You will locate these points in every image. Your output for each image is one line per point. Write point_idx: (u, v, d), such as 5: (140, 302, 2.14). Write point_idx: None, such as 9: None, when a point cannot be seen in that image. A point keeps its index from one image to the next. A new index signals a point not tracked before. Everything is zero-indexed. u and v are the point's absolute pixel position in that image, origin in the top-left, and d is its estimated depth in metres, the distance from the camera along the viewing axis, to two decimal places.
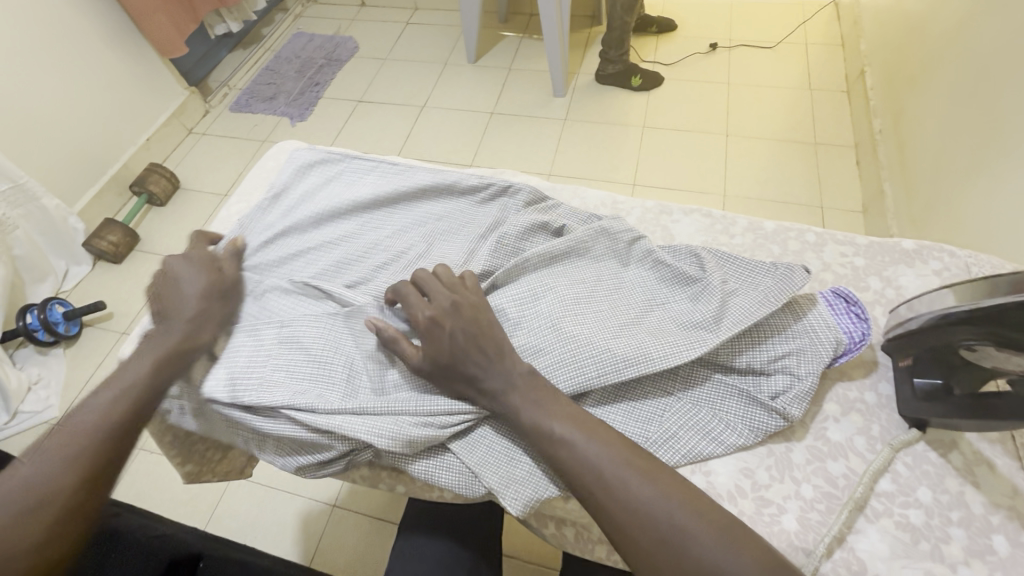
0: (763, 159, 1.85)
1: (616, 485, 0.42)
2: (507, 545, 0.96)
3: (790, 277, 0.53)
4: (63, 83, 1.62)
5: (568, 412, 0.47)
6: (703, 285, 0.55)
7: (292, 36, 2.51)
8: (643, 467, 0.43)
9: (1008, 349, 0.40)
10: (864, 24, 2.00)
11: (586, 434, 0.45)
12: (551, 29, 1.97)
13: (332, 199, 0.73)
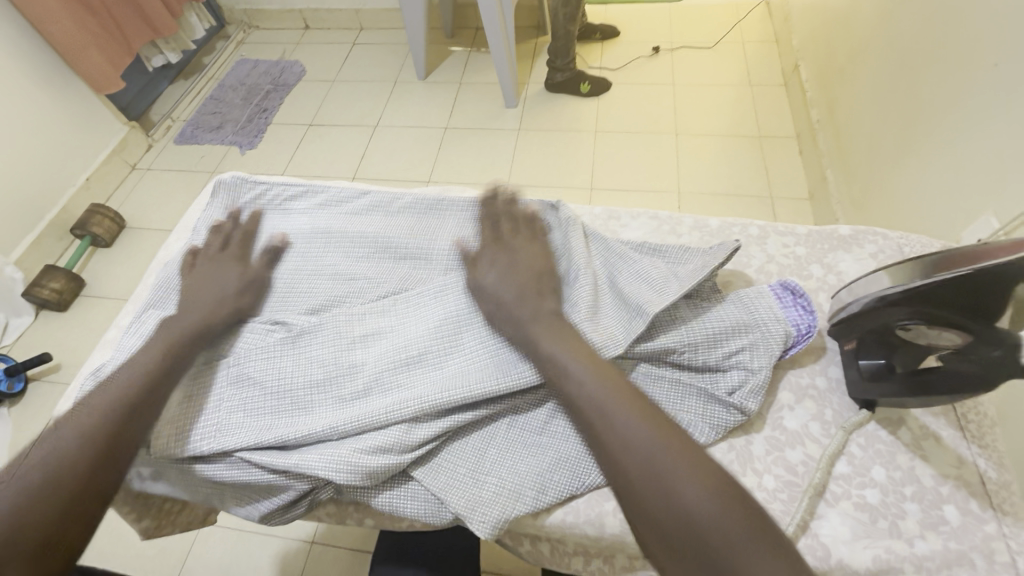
0: (713, 155, 1.91)
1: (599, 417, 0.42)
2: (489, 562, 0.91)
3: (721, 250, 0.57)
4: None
5: (596, 364, 0.46)
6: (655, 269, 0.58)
7: (235, 63, 2.46)
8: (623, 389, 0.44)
9: (938, 324, 0.42)
10: (793, 21, 2.10)
11: (585, 364, 0.46)
12: (497, 42, 1.99)
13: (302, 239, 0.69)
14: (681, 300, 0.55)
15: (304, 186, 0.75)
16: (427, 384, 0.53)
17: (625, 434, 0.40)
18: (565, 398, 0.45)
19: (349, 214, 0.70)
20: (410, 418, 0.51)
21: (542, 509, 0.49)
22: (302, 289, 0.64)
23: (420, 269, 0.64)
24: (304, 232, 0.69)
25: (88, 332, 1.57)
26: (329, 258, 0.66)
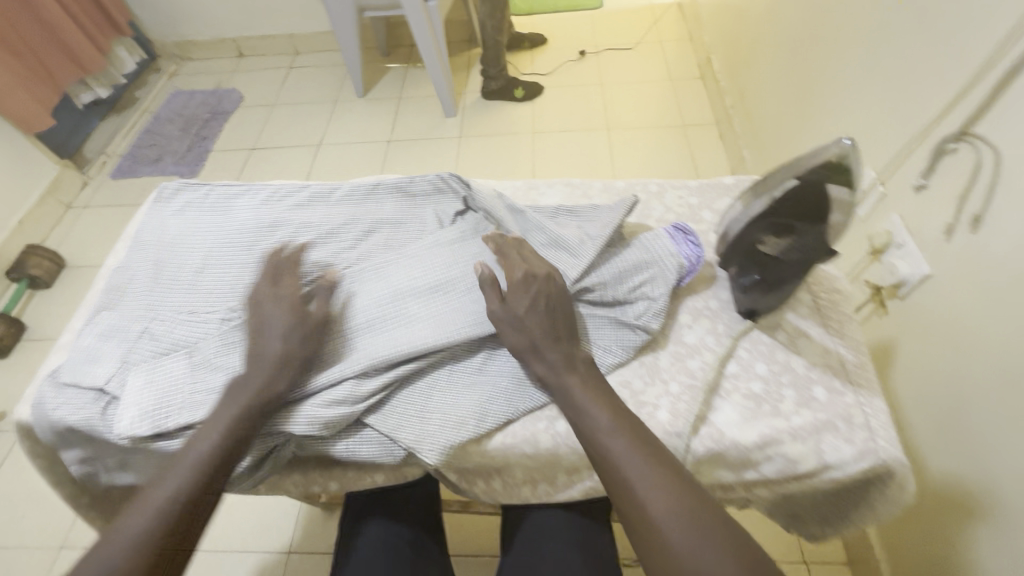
0: (643, 146, 2.05)
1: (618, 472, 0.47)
2: (475, 546, 1.09)
3: (621, 206, 0.66)
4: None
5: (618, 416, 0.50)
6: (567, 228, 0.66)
7: (169, 95, 2.45)
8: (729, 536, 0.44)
9: (786, 231, 0.52)
10: (703, 19, 2.29)
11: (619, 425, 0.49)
12: (430, 55, 2.08)
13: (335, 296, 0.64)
14: (596, 256, 0.61)
15: (244, 187, 0.79)
16: (376, 344, 0.58)
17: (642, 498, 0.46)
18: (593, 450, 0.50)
19: (291, 208, 0.75)
20: (359, 373, 0.56)
21: (484, 434, 0.55)
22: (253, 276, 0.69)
23: (361, 249, 0.70)
24: (248, 228, 0.73)
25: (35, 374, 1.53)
26: (275, 249, 0.71)
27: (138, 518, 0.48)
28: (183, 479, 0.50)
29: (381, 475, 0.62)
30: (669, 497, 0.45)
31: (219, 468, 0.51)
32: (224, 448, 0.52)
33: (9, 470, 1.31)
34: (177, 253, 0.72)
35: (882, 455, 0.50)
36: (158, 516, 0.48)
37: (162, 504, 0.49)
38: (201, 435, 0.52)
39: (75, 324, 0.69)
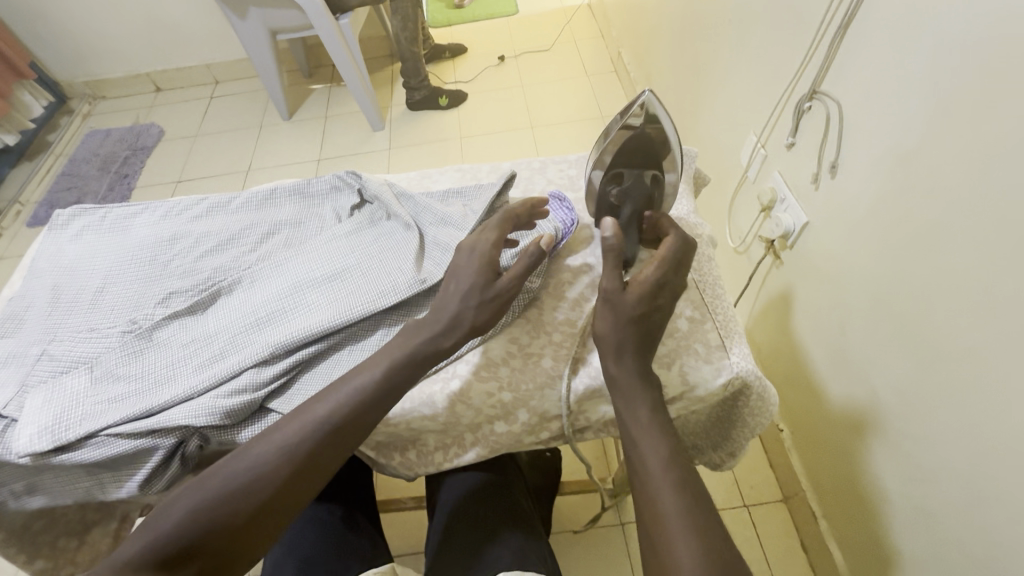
0: (565, 140, 2.14)
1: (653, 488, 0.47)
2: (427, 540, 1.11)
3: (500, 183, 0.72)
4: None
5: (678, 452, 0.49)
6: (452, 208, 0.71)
7: (84, 136, 2.38)
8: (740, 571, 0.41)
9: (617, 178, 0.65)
10: (611, 17, 2.41)
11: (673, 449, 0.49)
12: (350, 71, 2.11)
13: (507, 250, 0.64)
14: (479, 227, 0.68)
15: (142, 206, 0.80)
16: (275, 333, 0.61)
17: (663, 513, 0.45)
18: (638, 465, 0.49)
19: (191, 221, 0.77)
20: (258, 361, 0.59)
21: None
22: (155, 289, 0.70)
23: (263, 251, 0.72)
24: (149, 243, 0.75)
25: None
26: (177, 261, 0.72)
27: (234, 467, 0.50)
28: (302, 429, 0.51)
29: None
30: (686, 515, 0.44)
31: (318, 450, 0.51)
32: (349, 412, 0.52)
33: None
34: (74, 278, 0.73)
35: (736, 369, 0.57)
36: (273, 461, 0.50)
37: (282, 451, 0.50)
38: (301, 415, 0.52)
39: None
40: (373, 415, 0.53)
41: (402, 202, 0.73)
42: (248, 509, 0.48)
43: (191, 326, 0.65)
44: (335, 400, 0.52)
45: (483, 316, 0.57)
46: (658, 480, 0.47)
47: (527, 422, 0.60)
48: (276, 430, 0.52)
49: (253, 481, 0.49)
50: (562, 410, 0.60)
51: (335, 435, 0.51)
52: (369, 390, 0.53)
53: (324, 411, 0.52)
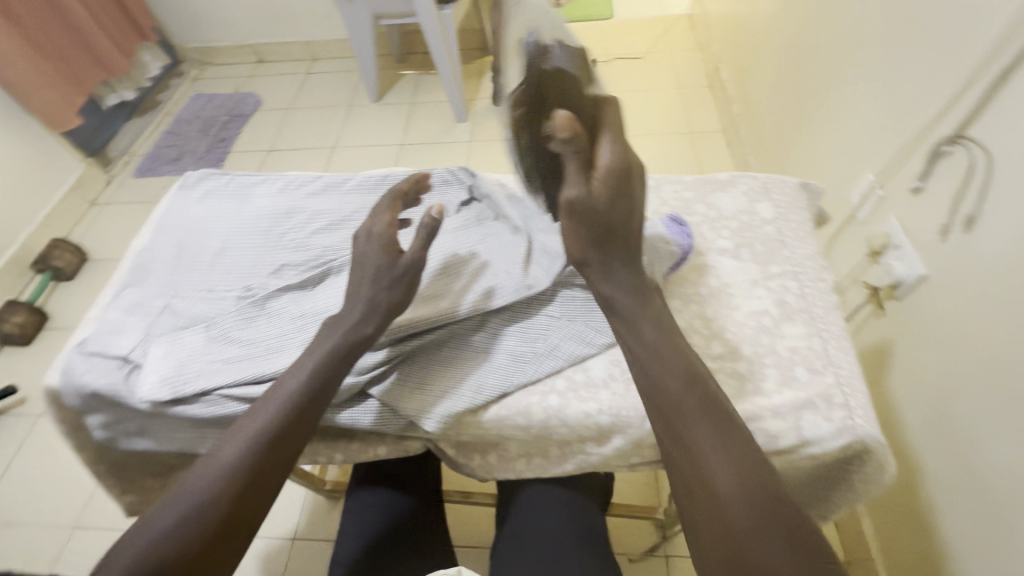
0: (649, 152, 2.09)
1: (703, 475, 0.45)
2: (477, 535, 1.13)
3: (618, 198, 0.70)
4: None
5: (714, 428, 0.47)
6: None
7: (190, 98, 2.54)
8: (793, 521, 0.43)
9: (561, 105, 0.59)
10: (712, 29, 2.32)
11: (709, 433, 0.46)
12: (443, 61, 2.13)
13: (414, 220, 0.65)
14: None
15: (262, 176, 0.84)
16: None
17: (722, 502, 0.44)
18: (681, 452, 0.46)
19: (306, 197, 0.80)
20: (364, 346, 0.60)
21: (479, 406, 0.58)
22: (267, 259, 0.73)
23: None
24: (267, 214, 0.78)
25: None
26: (290, 235, 0.75)
27: (178, 498, 0.48)
28: (240, 448, 0.50)
29: (383, 446, 0.67)
30: (732, 473, 0.45)
31: (267, 463, 0.50)
32: (286, 420, 0.52)
33: (54, 455, 1.47)
34: (197, 238, 0.77)
35: (858, 433, 0.52)
36: (217, 485, 0.48)
37: (223, 473, 0.49)
38: (236, 434, 0.51)
39: (102, 299, 0.74)
40: (306, 421, 0.53)
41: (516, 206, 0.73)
42: (206, 534, 0.47)
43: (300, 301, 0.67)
44: (266, 413, 0.52)
45: (398, 293, 0.57)
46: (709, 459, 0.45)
47: (620, 448, 0.59)
48: (212, 456, 0.50)
49: (202, 508, 0.47)
50: (657, 440, 0.58)
51: (273, 444, 0.51)
52: (295, 398, 0.53)
53: (255, 426, 0.51)
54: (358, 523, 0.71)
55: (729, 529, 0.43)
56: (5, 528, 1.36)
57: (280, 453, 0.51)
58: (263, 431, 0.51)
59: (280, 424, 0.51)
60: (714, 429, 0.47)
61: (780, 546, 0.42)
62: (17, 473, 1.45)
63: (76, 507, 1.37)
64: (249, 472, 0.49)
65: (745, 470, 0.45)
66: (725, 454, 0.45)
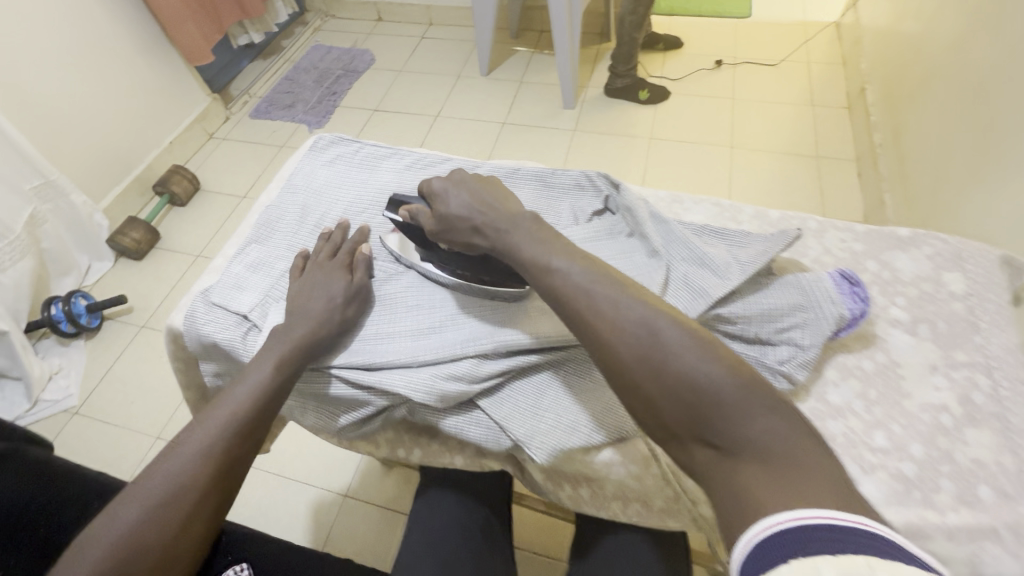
0: (765, 172, 1.92)
1: (648, 381, 0.43)
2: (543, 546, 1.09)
3: (784, 237, 0.61)
4: (82, 86, 1.71)
5: (626, 322, 0.45)
6: (714, 248, 0.63)
7: (310, 47, 2.61)
8: (706, 344, 0.43)
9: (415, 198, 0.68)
10: (864, 44, 2.08)
11: (622, 332, 0.44)
12: (563, 43, 2.05)
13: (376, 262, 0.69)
14: (744, 283, 0.58)
15: (393, 151, 0.82)
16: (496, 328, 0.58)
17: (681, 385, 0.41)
18: (610, 362, 0.45)
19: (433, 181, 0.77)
20: (480, 354, 0.56)
21: (595, 445, 0.54)
22: (377, 236, 0.72)
23: None
24: (392, 191, 0.76)
25: (161, 282, 1.79)
26: None
27: (157, 477, 0.50)
28: (216, 430, 0.53)
29: (461, 458, 0.65)
30: (662, 360, 0.43)
31: (241, 444, 0.54)
32: (257, 405, 0.55)
33: (148, 366, 1.59)
34: (322, 203, 0.76)
35: None
36: (193, 464, 0.51)
37: (195, 457, 0.51)
38: (208, 418, 0.54)
39: (227, 247, 0.76)
40: (274, 404, 0.57)
41: (658, 224, 0.66)
42: (184, 510, 0.50)
43: (414, 291, 0.66)
44: (237, 398, 0.55)
45: (348, 309, 0.62)
46: (644, 362, 0.43)
47: None
48: (182, 442, 0.52)
49: (180, 485, 0.50)
50: None
51: (247, 428, 0.54)
52: (265, 385, 0.56)
53: (228, 411, 0.54)
54: (426, 534, 0.65)
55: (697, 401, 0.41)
56: (100, 423, 1.49)
57: (250, 436, 0.55)
58: (235, 414, 0.54)
59: (252, 408, 0.55)
60: (607, 298, 0.46)
61: (708, 376, 0.41)
62: (115, 376, 1.58)
63: (160, 419, 1.49)
64: (222, 452, 0.52)
65: (646, 323, 0.44)
66: (627, 315, 0.45)
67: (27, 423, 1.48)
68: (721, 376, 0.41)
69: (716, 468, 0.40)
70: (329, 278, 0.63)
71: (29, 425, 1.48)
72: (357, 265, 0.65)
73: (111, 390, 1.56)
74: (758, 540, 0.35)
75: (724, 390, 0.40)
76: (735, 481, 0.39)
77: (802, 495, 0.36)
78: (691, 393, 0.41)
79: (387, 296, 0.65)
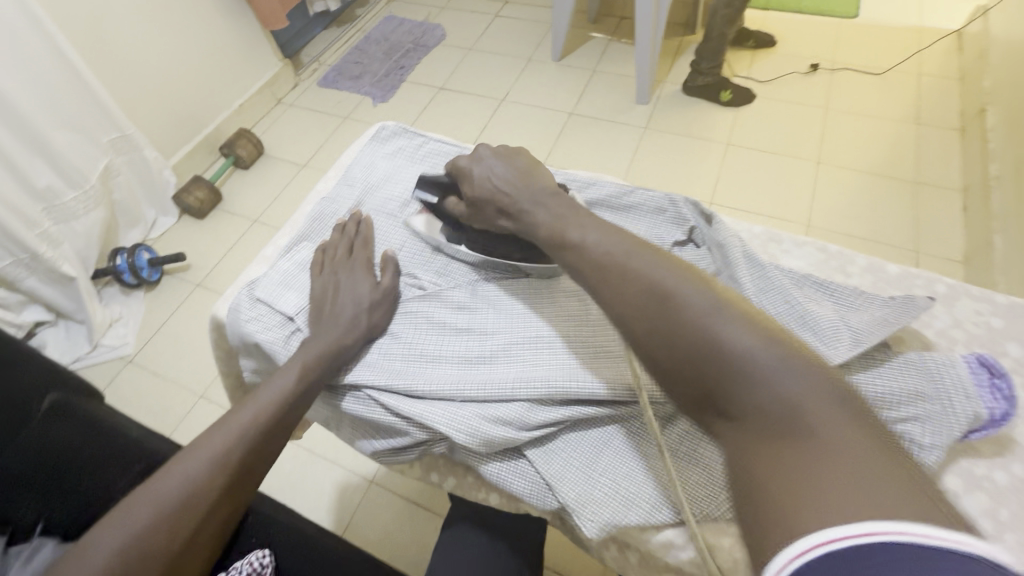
0: (855, 193, 1.74)
1: (680, 347, 0.40)
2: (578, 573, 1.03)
3: (911, 304, 0.51)
4: (163, 43, 1.73)
5: (668, 285, 0.42)
6: (817, 305, 0.54)
7: (383, 18, 2.57)
8: (727, 308, 0.40)
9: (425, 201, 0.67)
10: (992, 58, 1.83)
11: (657, 293, 0.43)
12: (645, 32, 1.91)
13: (406, 267, 0.66)
14: (852, 357, 0.49)
15: (459, 149, 0.76)
16: (551, 369, 0.52)
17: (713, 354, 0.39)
18: (642, 327, 0.42)
19: None
20: (533, 399, 0.51)
21: (654, 524, 0.47)
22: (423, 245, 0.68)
23: None
24: None
25: (219, 243, 1.82)
26: None
27: (172, 480, 0.48)
28: (235, 436, 0.51)
29: (496, 497, 0.60)
30: (696, 326, 0.40)
31: (260, 451, 0.52)
32: (279, 413, 0.53)
33: (198, 325, 1.64)
34: (376, 200, 0.72)
35: None
36: (208, 470, 0.49)
37: (213, 463, 0.49)
38: (228, 422, 0.52)
39: (278, 239, 0.73)
40: (294, 416, 0.55)
41: (750, 267, 0.57)
42: (197, 517, 0.47)
43: (465, 310, 0.60)
44: (259, 403, 0.53)
45: (376, 315, 0.60)
46: (681, 329, 0.40)
47: None
48: (199, 447, 0.50)
49: (195, 491, 0.47)
50: None
51: (267, 436, 0.52)
52: (289, 395, 0.54)
53: (249, 418, 0.52)
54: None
55: (733, 375, 0.38)
56: (150, 375, 1.55)
57: (267, 443, 0.53)
58: (255, 421, 0.52)
59: (273, 415, 0.53)
60: (617, 270, 0.46)
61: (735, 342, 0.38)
62: (167, 331, 1.63)
63: (204, 378, 1.52)
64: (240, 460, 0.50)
65: (660, 291, 0.43)
66: (632, 287, 0.44)
67: (85, 365, 1.55)
68: (749, 339, 0.38)
69: (744, 444, 0.36)
70: (354, 279, 0.61)
71: (86, 368, 1.55)
72: (385, 267, 0.63)
73: (163, 344, 1.61)
74: (804, 561, 0.28)
75: (761, 362, 0.37)
76: (766, 461, 0.34)
77: (846, 474, 0.31)
78: (725, 367, 0.38)
79: (415, 307, 0.62)
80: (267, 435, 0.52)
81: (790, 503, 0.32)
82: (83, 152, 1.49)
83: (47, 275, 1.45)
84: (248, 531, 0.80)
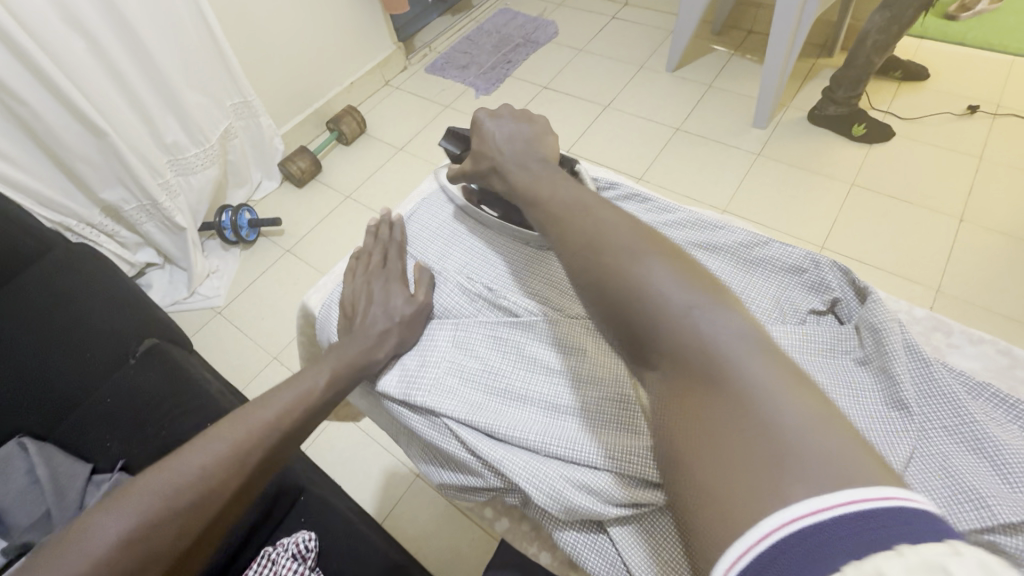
0: (1001, 261, 1.50)
1: (613, 283, 0.41)
2: None
3: None
4: (293, 18, 1.82)
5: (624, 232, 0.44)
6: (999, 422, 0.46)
7: (498, 10, 2.56)
8: (664, 255, 0.41)
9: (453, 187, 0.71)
10: None
11: (612, 237, 0.44)
12: (778, 52, 1.74)
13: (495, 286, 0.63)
14: None
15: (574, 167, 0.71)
16: (632, 430, 0.49)
17: (651, 303, 0.39)
18: (589, 267, 0.44)
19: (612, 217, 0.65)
20: (620, 467, 0.47)
21: None
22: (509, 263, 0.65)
23: None
24: None
25: (312, 213, 1.90)
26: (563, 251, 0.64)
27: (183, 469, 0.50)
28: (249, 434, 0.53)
29: (550, 556, 0.55)
30: (629, 270, 0.41)
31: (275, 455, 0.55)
32: (297, 419, 0.56)
33: (282, 288, 1.72)
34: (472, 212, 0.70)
35: None
36: (219, 472, 0.51)
37: (225, 460, 0.52)
38: (245, 419, 0.54)
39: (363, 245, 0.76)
40: (310, 419, 0.57)
41: (910, 359, 0.49)
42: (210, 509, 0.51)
43: (551, 345, 0.56)
44: (277, 406, 0.55)
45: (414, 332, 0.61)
46: (616, 273, 0.41)
47: None
48: (210, 441, 0.52)
49: (201, 487, 0.50)
50: None
51: (281, 441, 0.55)
52: (313, 396, 0.57)
53: (272, 416, 0.55)
54: None
55: (665, 324, 0.38)
56: (233, 329, 1.64)
57: (279, 448, 0.55)
58: (273, 426, 0.54)
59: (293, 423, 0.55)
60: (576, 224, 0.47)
61: (658, 285, 0.39)
62: (255, 289, 1.72)
63: (280, 341, 1.59)
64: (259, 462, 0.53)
65: (605, 236, 0.44)
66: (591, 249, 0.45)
67: (181, 309, 1.67)
68: (669, 282, 0.39)
69: (674, 393, 0.36)
70: (386, 291, 0.62)
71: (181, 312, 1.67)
72: (420, 282, 0.63)
73: (249, 301, 1.70)
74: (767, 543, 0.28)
75: (696, 312, 0.37)
76: (700, 415, 0.34)
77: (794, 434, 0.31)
78: (661, 315, 0.38)
79: (502, 332, 0.58)
80: (284, 443, 0.55)
81: (733, 469, 0.31)
82: (209, 114, 1.60)
83: (161, 223, 1.57)
84: (298, 510, 0.80)
